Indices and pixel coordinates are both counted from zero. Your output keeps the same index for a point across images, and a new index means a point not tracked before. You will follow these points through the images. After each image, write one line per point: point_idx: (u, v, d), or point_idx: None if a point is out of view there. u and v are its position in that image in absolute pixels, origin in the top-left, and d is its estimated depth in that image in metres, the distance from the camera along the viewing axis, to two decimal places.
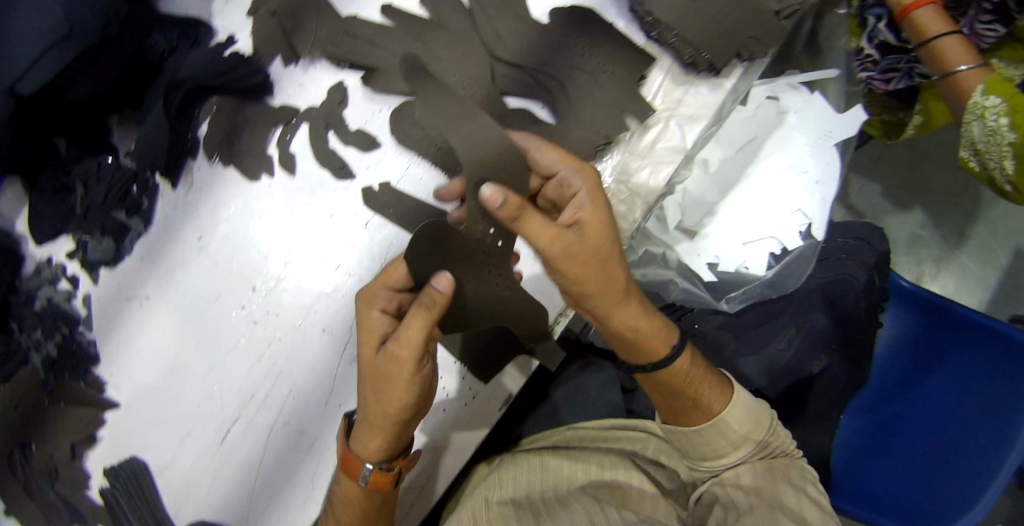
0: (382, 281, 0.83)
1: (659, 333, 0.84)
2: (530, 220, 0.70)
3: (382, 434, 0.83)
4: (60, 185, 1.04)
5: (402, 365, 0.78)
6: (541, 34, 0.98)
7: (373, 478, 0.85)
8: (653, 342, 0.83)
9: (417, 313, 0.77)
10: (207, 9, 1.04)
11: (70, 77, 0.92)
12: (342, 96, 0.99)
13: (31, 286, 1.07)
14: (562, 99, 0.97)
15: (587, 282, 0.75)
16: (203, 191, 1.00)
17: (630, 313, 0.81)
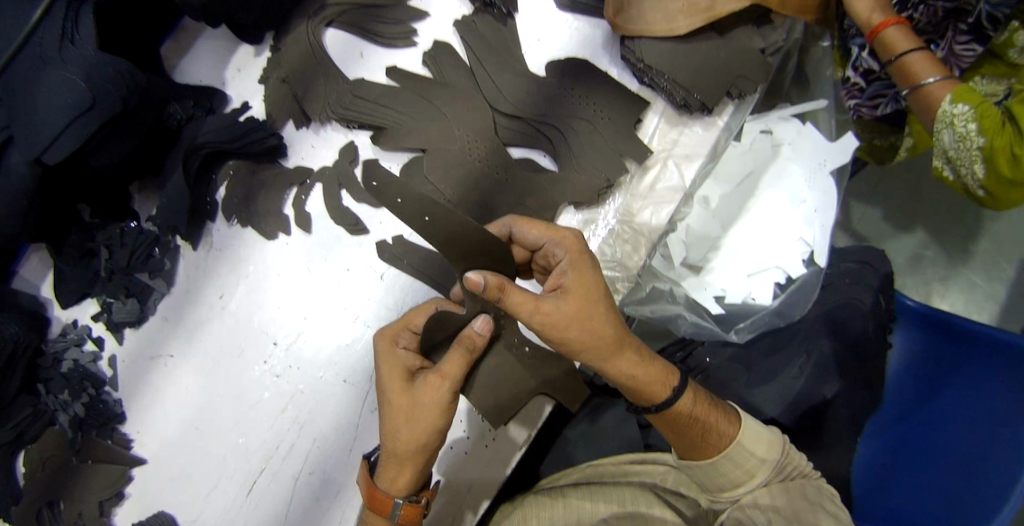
0: (404, 323, 0.92)
1: (659, 376, 0.85)
2: (511, 295, 0.79)
3: (413, 463, 0.85)
4: (84, 250, 1.08)
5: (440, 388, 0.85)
6: (538, 87, 1.02)
7: (404, 512, 0.84)
8: (653, 386, 0.85)
9: (457, 349, 0.87)
10: (220, 78, 1.10)
11: (95, 146, 0.96)
12: (353, 155, 1.04)
13: (59, 348, 1.10)
14: (560, 147, 1.01)
15: (579, 339, 0.80)
16: (223, 251, 1.05)
17: (627, 362, 0.83)
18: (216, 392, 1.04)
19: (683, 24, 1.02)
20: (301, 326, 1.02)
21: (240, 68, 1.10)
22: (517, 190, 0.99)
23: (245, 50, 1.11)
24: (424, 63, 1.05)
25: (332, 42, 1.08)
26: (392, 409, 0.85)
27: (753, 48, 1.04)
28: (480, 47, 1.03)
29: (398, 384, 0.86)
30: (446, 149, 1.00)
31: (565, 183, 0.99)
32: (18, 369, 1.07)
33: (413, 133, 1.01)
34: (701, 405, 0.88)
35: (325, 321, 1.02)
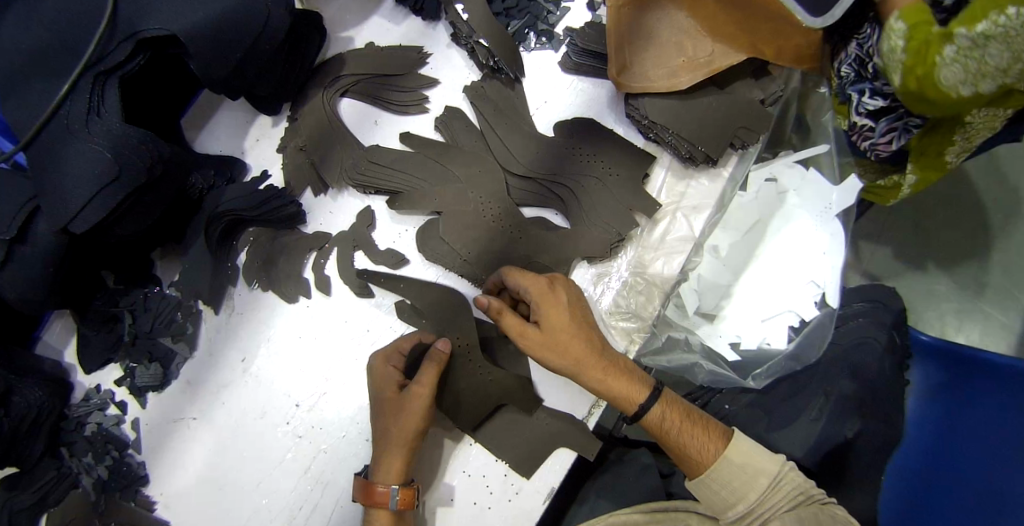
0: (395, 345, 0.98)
1: (635, 390, 0.91)
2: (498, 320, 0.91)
3: (405, 453, 0.92)
4: (108, 315, 1.09)
5: (417, 392, 0.93)
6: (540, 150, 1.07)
7: (402, 497, 0.90)
8: (629, 398, 0.91)
9: (428, 360, 0.94)
10: (239, 146, 1.15)
11: (119, 215, 0.99)
12: (370, 219, 1.07)
13: (82, 412, 1.11)
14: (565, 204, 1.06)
15: (556, 357, 0.90)
16: (244, 314, 1.07)
17: (596, 380, 0.90)
18: (239, 454, 1.05)
19: (685, 79, 1.06)
20: (323, 387, 1.04)
21: (259, 138, 1.15)
22: (533, 249, 1.02)
23: (263, 120, 1.16)
24: (436, 127, 1.10)
25: (347, 110, 1.14)
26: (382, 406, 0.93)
27: (752, 100, 1.08)
28: (490, 112, 1.08)
29: (387, 388, 0.94)
30: (462, 211, 1.04)
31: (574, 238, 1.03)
32: (41, 434, 1.08)
33: (429, 196, 1.05)
34: (684, 417, 0.94)
35: (347, 379, 1.03)
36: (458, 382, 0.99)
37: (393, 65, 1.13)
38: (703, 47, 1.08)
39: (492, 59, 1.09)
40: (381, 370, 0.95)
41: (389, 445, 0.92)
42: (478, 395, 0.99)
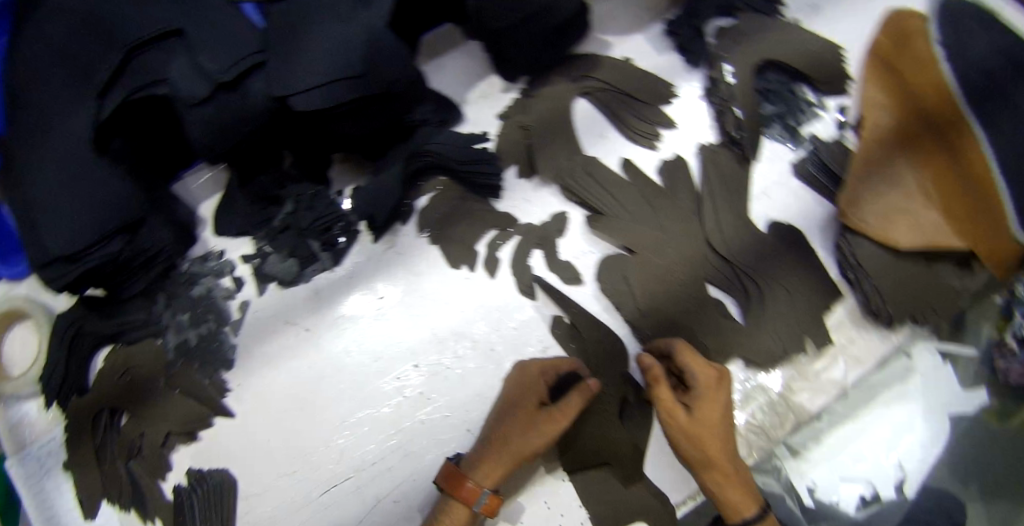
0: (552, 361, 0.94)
1: (746, 500, 0.87)
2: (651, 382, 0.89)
3: (510, 463, 0.87)
4: (270, 196, 1.05)
5: (556, 418, 0.88)
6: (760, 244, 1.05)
7: (488, 502, 0.86)
8: (738, 506, 0.87)
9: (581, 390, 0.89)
10: (462, 95, 1.15)
11: (343, 113, 0.95)
12: (563, 225, 1.06)
13: (195, 271, 1.07)
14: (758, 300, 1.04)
15: (686, 439, 0.88)
16: (402, 256, 1.05)
17: (712, 481, 0.88)
18: (336, 384, 1.01)
19: (903, 241, 1.04)
20: (448, 362, 1.00)
21: (485, 95, 1.15)
22: (707, 330, 1.00)
23: (495, 80, 1.15)
24: (659, 169, 1.10)
25: (580, 110, 1.14)
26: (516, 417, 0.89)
27: (951, 287, 1.05)
28: (716, 180, 1.08)
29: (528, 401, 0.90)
30: (654, 261, 1.02)
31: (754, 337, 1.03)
32: (148, 273, 1.04)
33: (629, 232, 1.04)
34: None
35: (475, 365, 1.00)
36: (587, 423, 0.95)
37: (641, 91, 1.13)
38: (930, 219, 1.05)
39: (737, 130, 1.10)
40: (533, 380, 0.91)
41: (500, 452, 0.88)
42: (596, 444, 0.95)
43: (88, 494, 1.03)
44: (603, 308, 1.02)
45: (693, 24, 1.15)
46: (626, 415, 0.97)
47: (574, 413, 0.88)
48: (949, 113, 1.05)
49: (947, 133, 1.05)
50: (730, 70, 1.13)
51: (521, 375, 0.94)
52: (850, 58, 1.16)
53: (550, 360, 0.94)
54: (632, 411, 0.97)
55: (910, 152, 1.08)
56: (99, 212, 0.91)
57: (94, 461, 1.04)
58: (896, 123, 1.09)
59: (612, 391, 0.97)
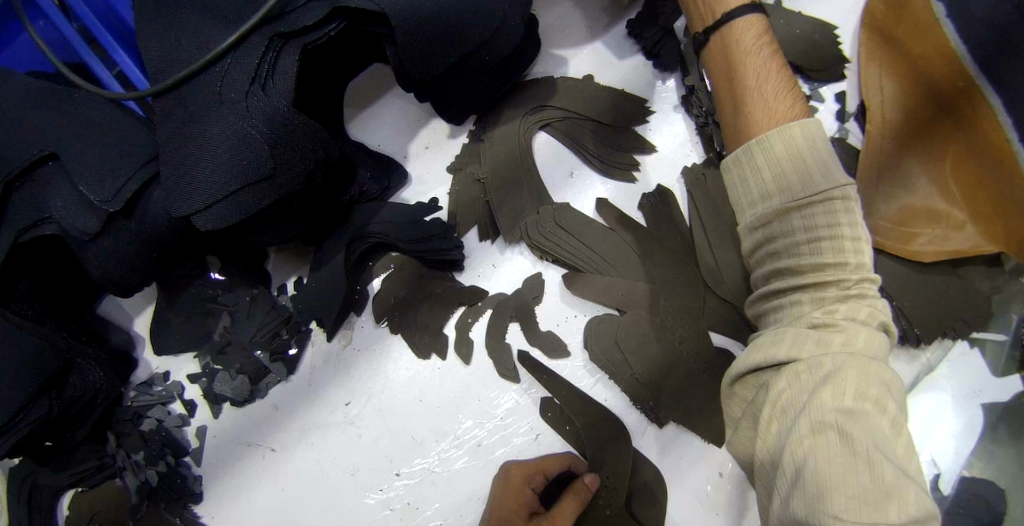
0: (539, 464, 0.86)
1: (778, 99, 0.75)
2: (705, 21, 0.81)
3: None
4: (205, 309, 0.94)
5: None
6: (798, 145, 0.70)
7: None
8: (767, 105, 0.75)
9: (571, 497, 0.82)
10: (404, 149, 0.99)
11: (262, 218, 0.82)
12: (539, 290, 0.93)
13: (141, 404, 0.96)
14: (813, 253, 0.69)
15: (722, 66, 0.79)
16: (363, 353, 0.93)
17: (734, 106, 0.78)
18: (315, 505, 0.91)
19: (930, 253, 0.92)
20: (434, 465, 0.90)
21: (429, 145, 0.99)
22: (717, 390, 0.88)
23: (439, 125, 1.00)
24: (641, 206, 0.96)
25: (541, 146, 0.98)
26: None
27: (981, 293, 0.94)
28: (707, 211, 0.93)
29: (514, 515, 0.81)
30: (646, 318, 0.90)
31: (796, 317, 0.71)
32: (89, 418, 0.93)
33: (613, 288, 0.91)
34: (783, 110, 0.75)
35: (464, 464, 0.90)
36: (589, 512, 0.86)
37: (610, 115, 0.97)
38: (951, 219, 0.93)
39: (727, 145, 0.93)
40: (519, 491, 0.83)
41: None
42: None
43: None
44: (595, 380, 0.91)
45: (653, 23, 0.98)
46: (634, 496, 0.88)
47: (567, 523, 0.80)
48: (960, 84, 0.93)
49: (959, 110, 0.93)
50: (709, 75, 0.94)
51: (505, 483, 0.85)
52: (846, 39, 1.02)
53: (538, 461, 0.86)
54: (639, 494, 0.88)
55: (926, 143, 0.94)
56: (7, 377, 0.81)
57: None
58: (907, 111, 0.95)
59: (616, 474, 0.87)
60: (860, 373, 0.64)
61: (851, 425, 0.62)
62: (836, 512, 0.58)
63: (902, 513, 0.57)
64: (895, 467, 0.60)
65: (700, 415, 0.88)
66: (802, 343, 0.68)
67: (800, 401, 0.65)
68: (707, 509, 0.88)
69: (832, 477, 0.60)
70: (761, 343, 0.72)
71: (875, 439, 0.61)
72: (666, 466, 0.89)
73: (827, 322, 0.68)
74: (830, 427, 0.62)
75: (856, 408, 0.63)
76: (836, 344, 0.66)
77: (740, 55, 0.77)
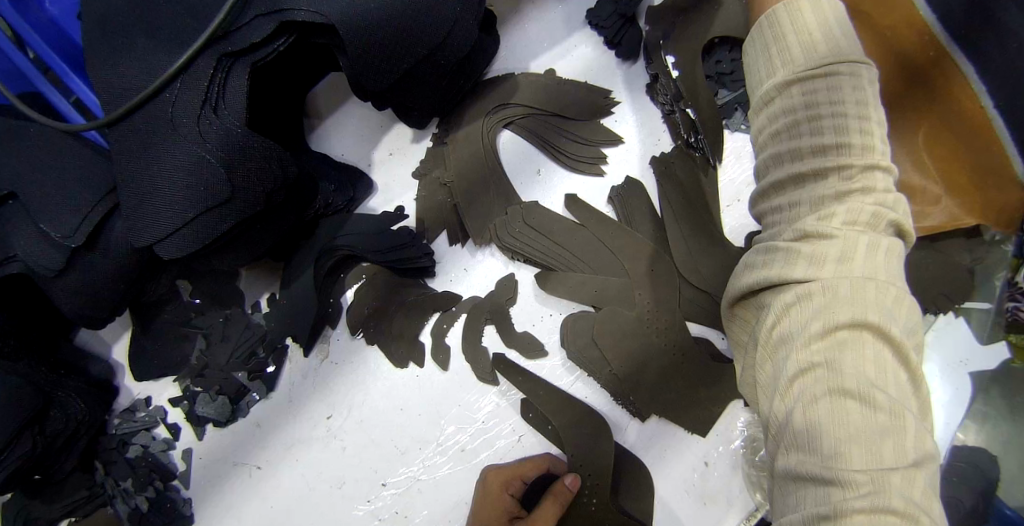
0: (518, 471, 0.86)
1: None
2: None
3: None
4: (180, 333, 0.95)
5: None
6: (812, 34, 0.66)
7: None
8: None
9: (548, 502, 0.82)
10: (367, 157, 0.98)
11: (225, 242, 0.82)
12: (512, 291, 0.92)
13: (126, 431, 0.96)
14: (809, 134, 0.65)
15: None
16: (340, 366, 0.93)
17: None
18: (303, 520, 0.91)
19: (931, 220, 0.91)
20: (418, 472, 0.90)
21: (393, 151, 0.98)
22: (696, 380, 0.88)
23: (402, 130, 0.99)
24: (610, 200, 0.95)
25: (506, 145, 0.98)
26: None
27: (958, 264, 0.93)
28: (676, 200, 0.92)
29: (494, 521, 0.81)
30: (621, 313, 0.89)
31: (794, 220, 0.67)
32: (76, 448, 0.93)
33: (587, 286, 0.90)
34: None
35: (450, 469, 0.90)
36: (573, 509, 0.87)
37: (575, 109, 0.96)
38: (926, 194, 0.92)
39: (693, 134, 0.93)
40: (498, 497, 0.83)
41: None
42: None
43: None
44: (575, 377, 0.91)
45: (607, 11, 0.96)
46: (620, 490, 0.88)
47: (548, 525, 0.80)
48: (931, 53, 0.90)
49: (927, 77, 0.91)
50: (673, 61, 0.95)
51: (483, 492, 0.85)
52: None
53: (514, 466, 0.86)
54: (624, 487, 0.88)
55: (893, 120, 0.93)
56: None
57: None
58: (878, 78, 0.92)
59: (601, 469, 0.86)
60: (853, 303, 0.60)
61: (842, 358, 0.59)
62: (824, 456, 0.58)
63: (898, 455, 0.56)
64: (892, 404, 0.57)
65: (680, 407, 0.88)
66: (794, 263, 0.64)
67: (795, 329, 0.63)
68: (692, 498, 0.88)
69: (821, 418, 0.58)
70: (754, 263, 0.70)
71: (866, 373, 0.58)
72: (651, 458, 0.89)
73: (813, 230, 0.63)
74: (818, 365, 0.60)
75: (849, 337, 0.60)
76: (830, 260, 0.62)
77: None
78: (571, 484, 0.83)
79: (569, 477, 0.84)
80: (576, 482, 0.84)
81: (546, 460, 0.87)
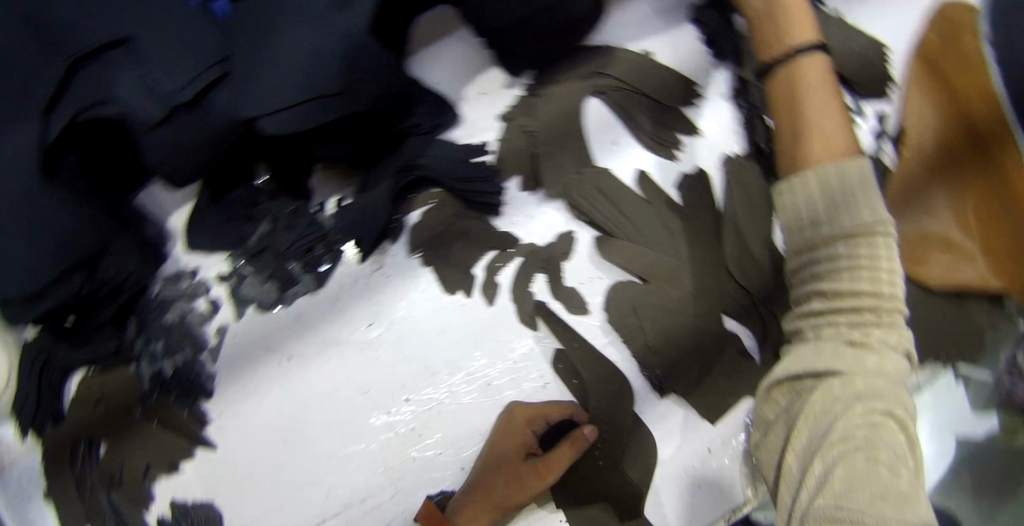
0: (545, 412, 0.91)
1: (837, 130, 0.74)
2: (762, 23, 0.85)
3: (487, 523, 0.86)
4: (244, 215, 0.96)
5: (536, 472, 0.87)
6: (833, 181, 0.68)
7: None
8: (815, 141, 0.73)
9: (565, 446, 0.88)
10: (460, 92, 0.99)
11: (324, 133, 0.85)
12: (569, 247, 0.96)
13: (167, 296, 0.97)
14: (849, 278, 0.65)
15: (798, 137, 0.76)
16: (391, 280, 0.96)
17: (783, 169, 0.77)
18: (321, 416, 0.95)
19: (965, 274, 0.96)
20: (442, 396, 0.95)
21: (486, 92, 1.00)
22: (716, 367, 0.94)
23: (496, 75, 1.00)
24: (679, 185, 0.99)
25: (592, 111, 1.00)
26: (500, 470, 0.87)
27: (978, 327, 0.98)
28: (740, 201, 0.97)
29: (511, 452, 0.88)
30: (666, 291, 0.95)
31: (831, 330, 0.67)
32: (115, 302, 0.94)
33: (638, 257, 0.96)
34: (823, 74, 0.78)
35: (472, 399, 0.95)
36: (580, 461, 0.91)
37: (663, 94, 1.00)
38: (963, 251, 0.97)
39: (767, 143, 0.99)
40: (520, 431, 0.89)
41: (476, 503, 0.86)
42: (589, 483, 0.90)
43: None
44: (609, 340, 0.95)
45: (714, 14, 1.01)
46: (627, 455, 0.91)
47: (561, 466, 0.87)
48: (996, 125, 0.94)
49: (990, 152, 0.96)
50: None
51: (507, 424, 0.91)
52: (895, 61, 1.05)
53: (540, 407, 0.91)
54: (631, 453, 0.91)
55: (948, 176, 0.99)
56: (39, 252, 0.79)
57: (69, 494, 0.97)
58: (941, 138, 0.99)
59: (612, 428, 0.92)
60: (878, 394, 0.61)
61: (878, 436, 0.58)
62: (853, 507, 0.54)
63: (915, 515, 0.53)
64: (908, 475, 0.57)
65: (699, 388, 0.93)
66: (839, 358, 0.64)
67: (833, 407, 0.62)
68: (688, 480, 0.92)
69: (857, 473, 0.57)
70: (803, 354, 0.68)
71: (893, 446, 0.58)
72: (660, 433, 0.93)
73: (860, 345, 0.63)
74: (853, 438, 0.59)
75: (880, 422, 0.60)
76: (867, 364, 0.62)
77: (802, 85, 0.78)
78: (588, 433, 0.88)
79: (587, 429, 0.89)
80: (593, 434, 0.88)
81: (572, 408, 0.91)
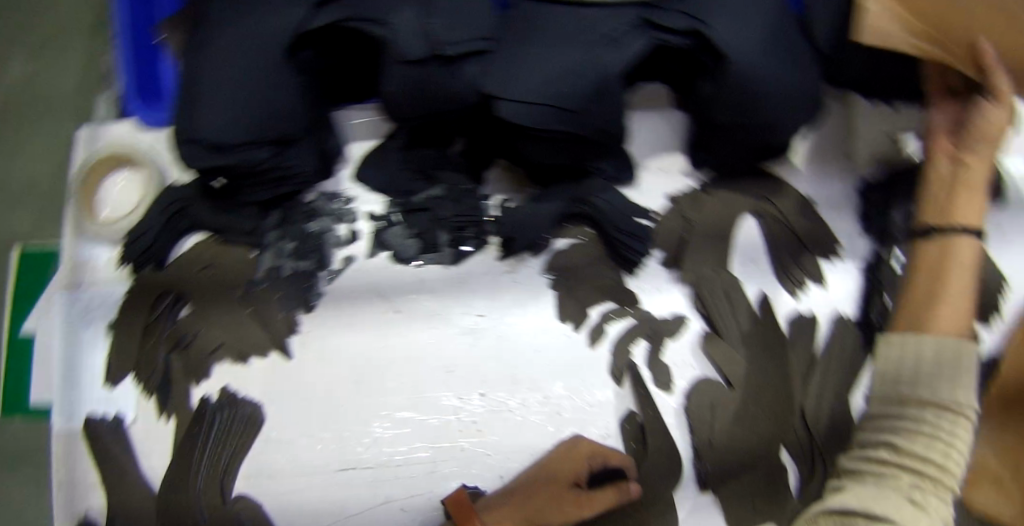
0: (604, 453, 0.95)
1: (959, 315, 0.73)
2: (946, 134, 0.83)
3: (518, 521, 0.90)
4: (423, 174, 1.01)
5: (575, 502, 0.93)
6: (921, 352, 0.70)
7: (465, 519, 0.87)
8: (943, 315, 0.72)
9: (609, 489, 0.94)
10: (643, 159, 1.09)
11: (537, 138, 0.92)
12: (679, 330, 1.03)
13: (317, 209, 1.02)
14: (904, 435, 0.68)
15: (927, 304, 0.74)
16: (517, 287, 1.02)
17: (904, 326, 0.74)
18: (399, 374, 0.99)
19: None
20: (513, 406, 0.99)
21: (663, 169, 1.09)
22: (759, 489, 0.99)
23: (680, 160, 1.09)
24: (790, 320, 1.05)
25: (746, 228, 1.07)
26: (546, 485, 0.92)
27: None
28: (840, 359, 1.03)
29: (563, 476, 0.93)
30: (745, 405, 1.01)
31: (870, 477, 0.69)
32: (276, 191, 0.98)
33: (733, 364, 1.02)
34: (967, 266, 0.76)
35: (538, 420, 0.99)
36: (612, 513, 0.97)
37: (812, 237, 1.07)
38: None
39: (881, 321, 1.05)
40: (576, 462, 0.94)
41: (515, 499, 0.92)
42: None
43: (117, 364, 1.01)
44: (676, 423, 1.01)
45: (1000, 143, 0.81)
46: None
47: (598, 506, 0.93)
48: None
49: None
50: (900, 258, 1.06)
51: (568, 451, 0.95)
52: None
53: (602, 449, 0.95)
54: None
55: None
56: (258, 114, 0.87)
57: (139, 333, 1.01)
58: None
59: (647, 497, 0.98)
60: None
61: None
62: None
63: None
64: None
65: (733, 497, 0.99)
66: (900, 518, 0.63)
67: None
68: None
69: None
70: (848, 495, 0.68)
71: None
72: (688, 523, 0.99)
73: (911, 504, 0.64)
74: None
75: None
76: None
77: (950, 267, 0.76)
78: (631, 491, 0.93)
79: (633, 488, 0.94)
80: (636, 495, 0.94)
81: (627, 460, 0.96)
